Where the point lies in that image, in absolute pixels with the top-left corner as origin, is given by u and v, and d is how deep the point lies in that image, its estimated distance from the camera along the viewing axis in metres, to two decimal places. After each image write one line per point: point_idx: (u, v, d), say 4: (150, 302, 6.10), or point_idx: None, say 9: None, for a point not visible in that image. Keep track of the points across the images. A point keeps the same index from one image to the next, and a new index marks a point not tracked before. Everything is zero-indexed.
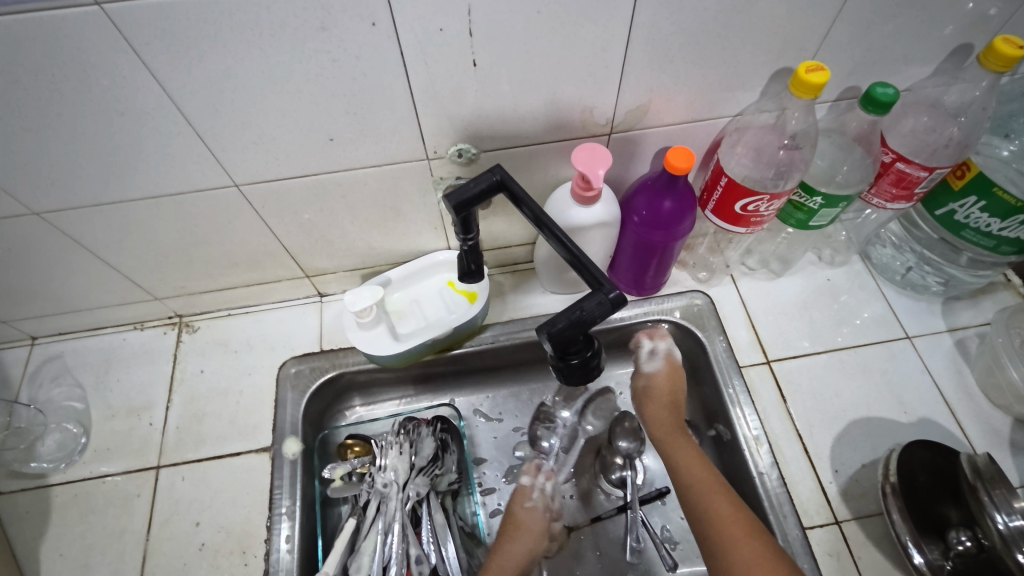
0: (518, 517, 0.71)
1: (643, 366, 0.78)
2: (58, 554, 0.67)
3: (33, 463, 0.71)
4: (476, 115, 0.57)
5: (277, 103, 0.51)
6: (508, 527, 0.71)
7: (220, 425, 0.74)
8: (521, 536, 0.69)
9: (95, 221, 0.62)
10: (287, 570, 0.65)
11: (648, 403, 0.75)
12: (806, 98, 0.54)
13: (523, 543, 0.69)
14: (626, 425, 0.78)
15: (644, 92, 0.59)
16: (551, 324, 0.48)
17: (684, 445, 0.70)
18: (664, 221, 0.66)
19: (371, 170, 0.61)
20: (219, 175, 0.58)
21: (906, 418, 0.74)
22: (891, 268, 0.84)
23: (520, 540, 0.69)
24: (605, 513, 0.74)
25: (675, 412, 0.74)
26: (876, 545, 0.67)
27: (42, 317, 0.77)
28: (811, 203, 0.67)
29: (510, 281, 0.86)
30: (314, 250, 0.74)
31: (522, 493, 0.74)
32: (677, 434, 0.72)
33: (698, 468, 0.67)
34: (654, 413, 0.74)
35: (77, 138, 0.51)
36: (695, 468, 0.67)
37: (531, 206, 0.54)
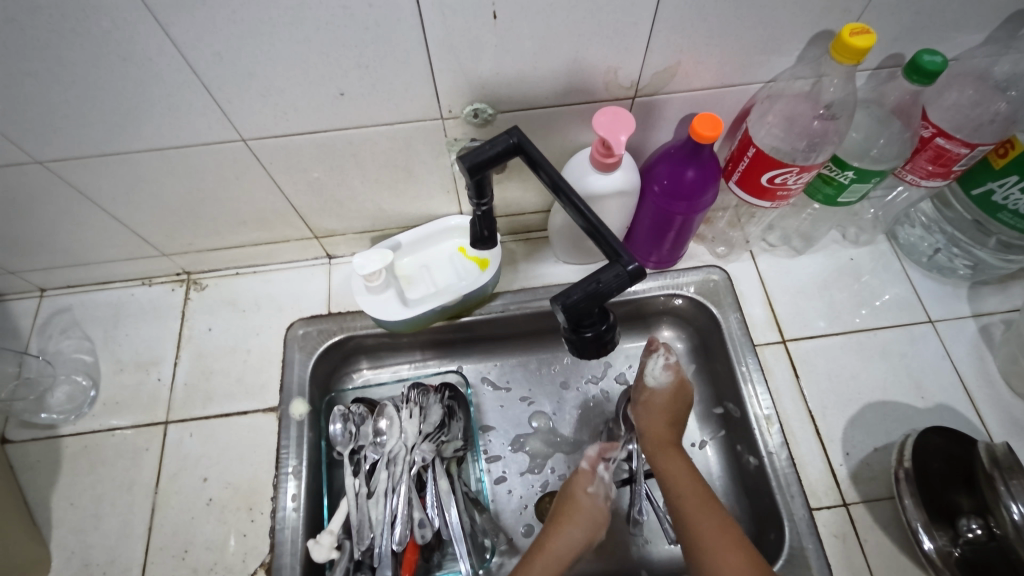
0: (576, 499, 0.65)
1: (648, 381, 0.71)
2: (69, 503, 0.68)
3: (44, 414, 0.72)
4: (494, 73, 0.54)
5: (287, 53, 0.49)
6: (563, 511, 0.65)
7: (228, 384, 0.74)
8: (579, 524, 0.63)
9: (100, 173, 0.61)
10: (292, 528, 0.66)
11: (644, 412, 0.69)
12: (847, 64, 0.51)
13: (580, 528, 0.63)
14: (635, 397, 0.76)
15: (673, 54, 0.55)
16: (565, 295, 0.46)
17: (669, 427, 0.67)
18: (685, 192, 0.63)
19: (382, 128, 0.59)
20: (226, 128, 0.56)
21: (922, 403, 0.72)
22: (918, 249, 0.81)
23: (577, 526, 0.63)
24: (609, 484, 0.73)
25: (675, 406, 0.69)
26: (882, 529, 0.66)
27: (51, 269, 0.76)
28: (842, 177, 0.64)
29: (523, 249, 0.84)
30: (324, 211, 0.72)
31: (586, 477, 0.67)
32: (671, 438, 0.66)
33: (662, 427, 0.67)
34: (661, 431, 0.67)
35: (78, 84, 0.49)
36: (683, 475, 0.62)
37: (548, 171, 0.52)
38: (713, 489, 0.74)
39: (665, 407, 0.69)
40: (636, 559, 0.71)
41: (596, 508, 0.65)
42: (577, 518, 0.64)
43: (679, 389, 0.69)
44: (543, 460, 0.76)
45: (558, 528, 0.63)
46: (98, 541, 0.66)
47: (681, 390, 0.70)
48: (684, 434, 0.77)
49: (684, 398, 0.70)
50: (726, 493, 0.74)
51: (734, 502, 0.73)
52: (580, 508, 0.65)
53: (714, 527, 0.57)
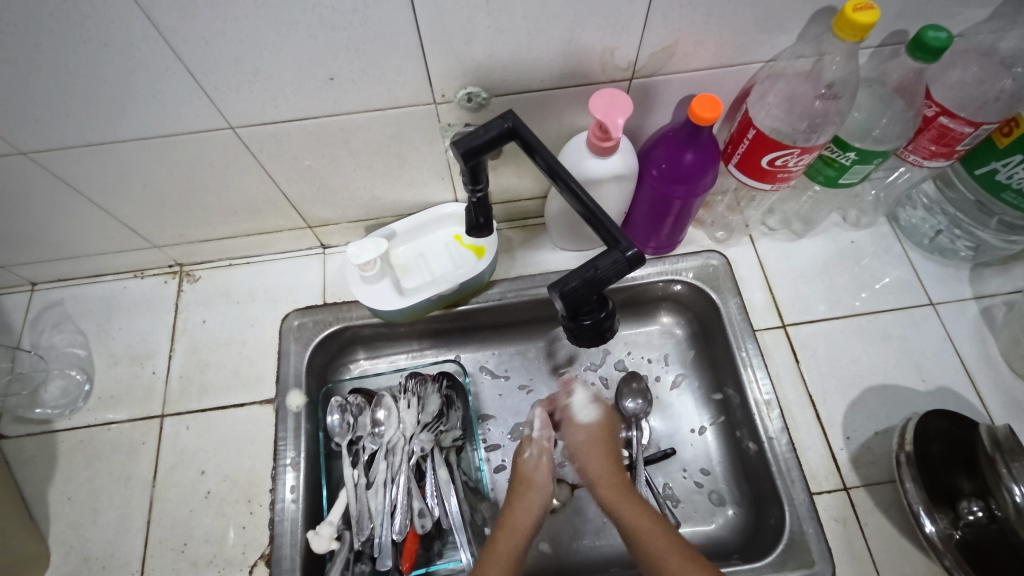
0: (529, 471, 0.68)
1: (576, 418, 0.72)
2: (66, 498, 0.68)
3: (39, 409, 0.71)
4: (488, 55, 0.53)
5: (273, 36, 0.47)
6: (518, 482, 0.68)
7: (224, 376, 0.74)
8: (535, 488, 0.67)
9: (86, 163, 0.59)
10: (291, 520, 0.65)
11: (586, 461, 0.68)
12: (850, 41, 0.50)
13: (534, 496, 0.66)
14: (634, 385, 0.78)
15: (670, 33, 0.54)
16: (563, 283, 0.45)
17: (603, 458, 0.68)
18: (684, 176, 0.62)
19: (374, 114, 0.58)
20: (213, 115, 0.55)
21: (923, 386, 0.72)
22: (919, 231, 0.80)
23: (535, 491, 0.67)
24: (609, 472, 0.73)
25: (608, 444, 0.70)
26: (883, 512, 0.66)
27: (41, 263, 0.75)
28: (844, 158, 0.63)
29: (520, 236, 0.83)
30: (316, 199, 0.71)
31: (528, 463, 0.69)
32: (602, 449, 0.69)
33: (611, 476, 0.66)
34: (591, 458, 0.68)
35: (59, 70, 0.48)
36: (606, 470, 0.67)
37: (544, 155, 0.51)
38: (713, 474, 0.74)
39: (598, 443, 0.69)
40: None
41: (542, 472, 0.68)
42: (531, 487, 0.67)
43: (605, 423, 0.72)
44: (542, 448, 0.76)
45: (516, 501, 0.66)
46: (97, 536, 0.66)
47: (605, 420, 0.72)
48: (686, 424, 0.77)
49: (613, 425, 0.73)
50: (727, 479, 0.74)
51: (735, 487, 0.73)
52: (534, 478, 0.68)
53: (641, 516, 0.61)
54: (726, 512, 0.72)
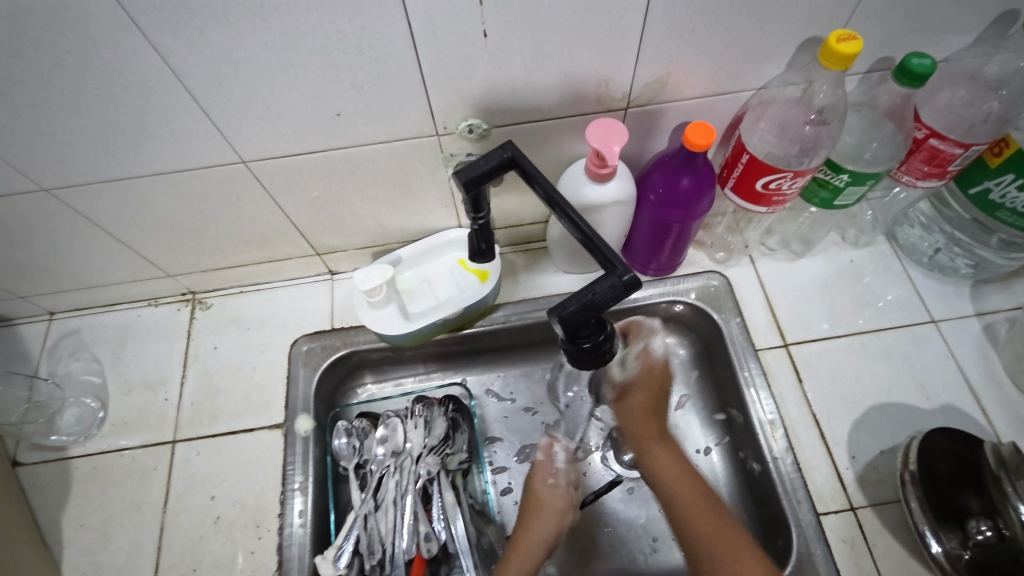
0: (540, 496, 0.69)
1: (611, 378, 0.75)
2: (79, 524, 0.69)
3: (54, 436, 0.73)
4: (487, 90, 0.55)
5: (283, 77, 0.50)
6: (526, 513, 0.68)
7: (234, 401, 0.75)
8: (545, 518, 0.67)
9: (105, 197, 0.62)
10: (299, 544, 0.66)
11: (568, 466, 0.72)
12: (836, 70, 0.51)
13: (547, 522, 0.67)
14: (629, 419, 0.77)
15: (663, 65, 0.56)
16: (561, 307, 0.46)
17: (644, 418, 0.72)
18: (681, 200, 0.64)
19: (379, 146, 0.60)
20: (226, 151, 0.58)
21: (927, 405, 0.72)
22: (918, 249, 0.81)
23: (546, 520, 0.67)
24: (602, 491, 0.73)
25: (653, 401, 0.74)
26: (891, 532, 0.66)
27: (59, 293, 0.78)
28: (837, 181, 0.64)
29: (523, 260, 0.85)
30: (325, 228, 0.73)
31: (543, 467, 0.72)
32: (649, 413, 0.72)
33: (645, 422, 0.71)
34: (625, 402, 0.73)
35: (83, 113, 0.51)
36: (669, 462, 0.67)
37: (543, 184, 0.53)
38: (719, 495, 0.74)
39: (643, 394, 0.74)
40: (645, 567, 0.71)
41: (552, 492, 0.70)
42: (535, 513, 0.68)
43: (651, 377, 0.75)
44: None
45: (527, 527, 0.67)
46: (108, 562, 0.67)
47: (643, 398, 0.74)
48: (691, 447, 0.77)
49: (657, 382, 0.75)
50: (733, 499, 0.74)
51: (741, 508, 0.73)
52: (544, 500, 0.69)
53: (672, 460, 0.67)
54: None
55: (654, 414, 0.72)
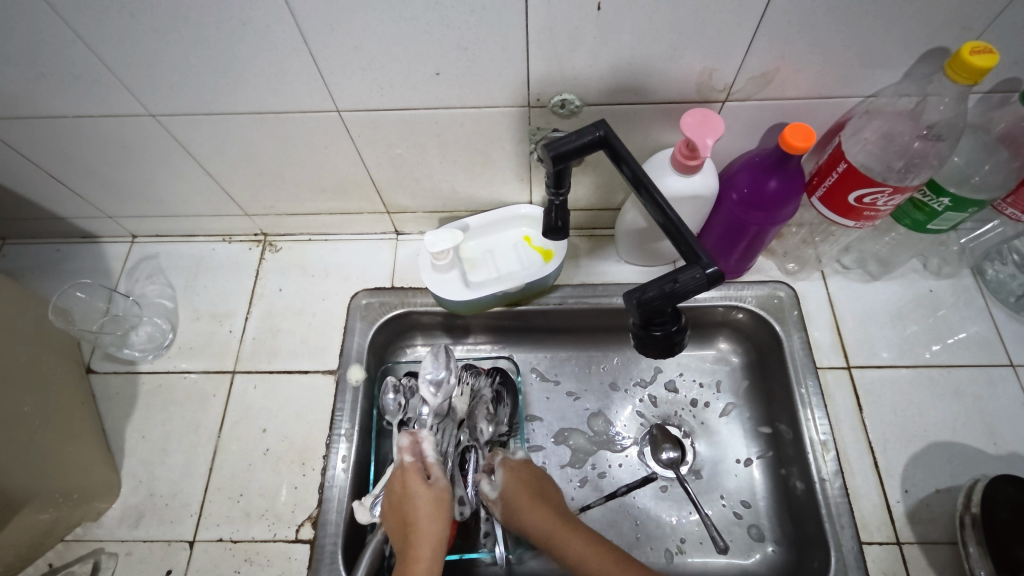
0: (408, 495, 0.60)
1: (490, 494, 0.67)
2: (140, 435, 0.73)
3: (126, 350, 0.78)
4: (587, 66, 0.55)
5: (392, 29, 0.50)
6: (396, 532, 0.58)
7: (292, 343, 0.78)
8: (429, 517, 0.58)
9: (202, 130, 0.64)
10: (340, 488, 0.68)
11: (508, 488, 0.66)
12: (963, 83, 0.49)
13: (431, 520, 0.58)
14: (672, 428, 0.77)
15: (772, 59, 0.54)
16: (640, 291, 0.46)
17: (530, 503, 0.64)
18: (766, 202, 0.62)
19: (470, 111, 0.60)
20: (323, 98, 0.59)
21: (994, 450, 0.68)
22: (1006, 288, 0.77)
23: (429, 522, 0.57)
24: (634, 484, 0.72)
25: (538, 490, 0.65)
26: (937, 573, 0.63)
27: (143, 218, 0.82)
28: (936, 204, 0.61)
29: (587, 245, 0.84)
30: (399, 187, 0.74)
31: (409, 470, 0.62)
32: (533, 496, 0.64)
33: (534, 506, 0.63)
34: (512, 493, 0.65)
35: (199, 44, 0.53)
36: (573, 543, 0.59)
37: (631, 166, 0.52)
38: (754, 508, 0.73)
39: (523, 488, 0.65)
40: (669, 567, 0.70)
41: (422, 496, 0.60)
42: (413, 518, 0.58)
43: (529, 479, 0.66)
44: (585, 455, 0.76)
45: (414, 535, 0.56)
46: (163, 474, 0.71)
47: (524, 469, 0.68)
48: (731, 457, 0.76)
49: (538, 479, 0.67)
50: (769, 515, 0.72)
51: (777, 525, 0.71)
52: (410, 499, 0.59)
53: (559, 529, 0.61)
54: (766, 548, 0.71)
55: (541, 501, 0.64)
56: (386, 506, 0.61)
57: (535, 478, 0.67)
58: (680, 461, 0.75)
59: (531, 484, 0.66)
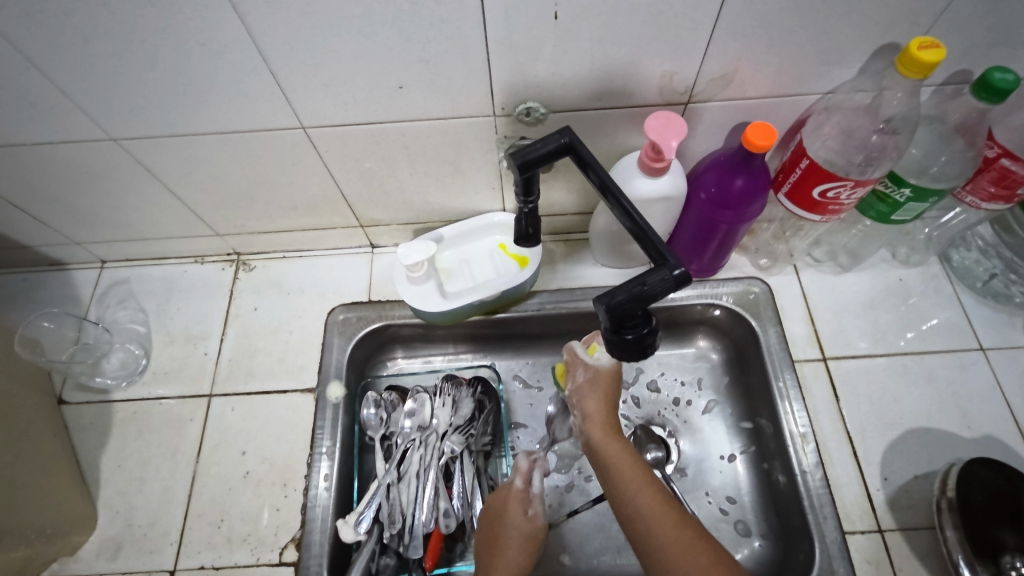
0: (506, 518, 0.64)
1: (574, 377, 0.68)
2: (116, 465, 0.72)
3: (99, 379, 0.76)
4: (550, 73, 0.55)
5: (352, 45, 0.50)
6: (485, 544, 0.63)
7: (270, 362, 0.77)
8: (518, 543, 0.62)
9: (167, 152, 0.64)
10: (323, 507, 0.67)
11: (585, 394, 0.67)
12: (913, 77, 0.50)
13: (516, 545, 0.62)
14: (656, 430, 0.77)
15: (730, 61, 0.55)
16: (610, 296, 0.46)
17: (605, 404, 0.66)
18: (733, 201, 0.63)
19: (436, 122, 0.60)
20: (287, 115, 0.59)
21: (968, 433, 0.70)
22: (972, 274, 0.79)
23: (510, 546, 0.62)
24: None
25: (612, 394, 0.67)
26: (919, 559, 0.64)
27: (111, 242, 0.80)
28: (897, 195, 0.62)
29: (562, 250, 0.84)
30: (371, 200, 0.74)
31: (518, 495, 0.66)
32: (608, 420, 0.65)
33: (600, 418, 0.64)
34: (592, 400, 0.66)
35: (158, 67, 0.52)
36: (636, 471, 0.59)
37: (597, 171, 0.52)
38: (740, 503, 0.73)
39: (603, 394, 0.66)
40: None
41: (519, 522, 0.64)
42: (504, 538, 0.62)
43: (610, 384, 0.67)
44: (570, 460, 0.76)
45: (499, 553, 0.61)
46: (141, 503, 0.70)
47: (611, 380, 0.67)
48: (715, 455, 0.76)
49: (620, 386, 0.68)
50: (755, 509, 0.73)
51: (762, 519, 0.72)
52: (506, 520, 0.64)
53: (620, 453, 0.61)
54: (753, 543, 0.71)
55: (610, 413, 0.65)
56: (480, 521, 0.66)
57: (613, 384, 0.67)
58: (665, 460, 0.75)
59: (614, 391, 0.67)
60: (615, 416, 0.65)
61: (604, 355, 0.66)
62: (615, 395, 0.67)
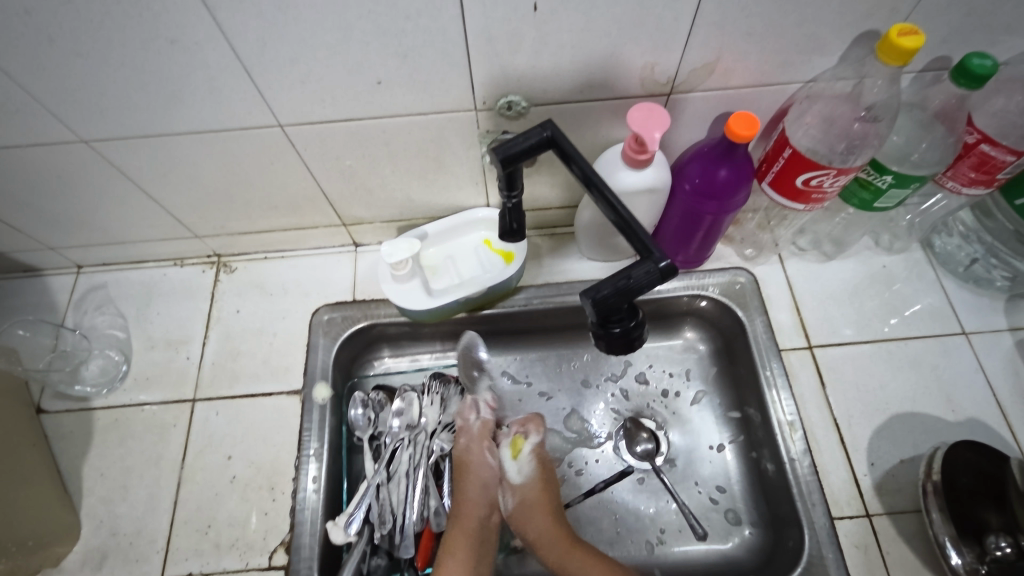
0: (464, 500, 0.68)
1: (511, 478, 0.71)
2: (99, 474, 0.70)
3: (78, 387, 0.74)
4: (530, 67, 0.54)
5: (327, 40, 0.49)
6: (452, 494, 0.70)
7: (254, 365, 0.76)
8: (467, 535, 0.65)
9: (141, 153, 0.62)
10: (312, 510, 0.66)
11: (521, 489, 0.70)
12: (893, 65, 0.50)
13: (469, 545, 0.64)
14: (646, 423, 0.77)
15: (712, 51, 0.54)
16: (594, 290, 0.46)
17: (542, 514, 0.68)
18: (718, 191, 0.62)
19: (416, 118, 0.59)
20: (263, 113, 0.57)
21: (952, 417, 0.71)
22: (954, 259, 0.80)
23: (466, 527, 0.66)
24: (609, 480, 0.73)
25: (549, 496, 0.69)
26: (906, 542, 0.65)
27: (87, 247, 0.79)
28: (880, 182, 0.62)
29: (548, 244, 0.84)
30: (353, 198, 0.73)
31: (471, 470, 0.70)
32: (545, 504, 0.68)
33: (541, 508, 0.68)
34: (530, 495, 0.69)
35: (126, 65, 0.51)
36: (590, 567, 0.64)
37: (580, 164, 0.52)
38: (730, 492, 0.73)
39: (536, 487, 0.70)
40: (651, 559, 0.70)
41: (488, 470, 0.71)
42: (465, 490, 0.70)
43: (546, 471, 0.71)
44: (561, 455, 0.76)
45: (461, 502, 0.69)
46: (125, 512, 0.68)
47: (546, 473, 0.71)
48: (704, 446, 0.76)
49: (552, 481, 0.71)
50: (745, 498, 0.73)
51: (752, 507, 0.72)
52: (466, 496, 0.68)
53: (559, 547, 0.65)
54: (744, 532, 0.71)
55: (547, 501, 0.69)
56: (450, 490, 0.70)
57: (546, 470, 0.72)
58: (655, 451, 0.75)
59: (547, 481, 0.71)
60: (553, 502, 0.69)
61: (526, 460, 0.71)
62: (549, 488, 0.70)
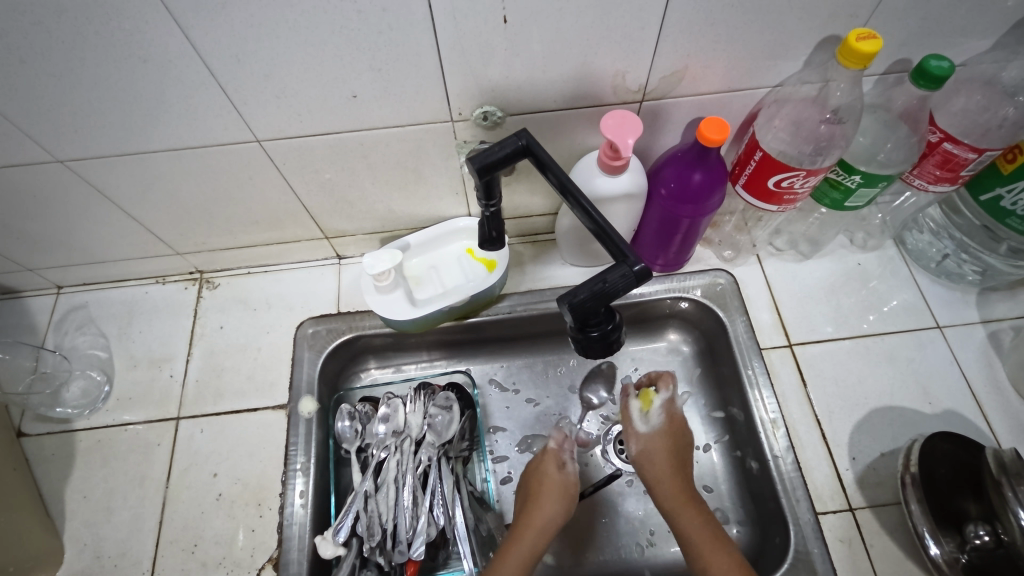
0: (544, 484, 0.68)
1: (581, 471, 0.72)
2: (81, 496, 0.69)
3: (59, 409, 0.74)
4: (504, 77, 0.55)
5: (302, 56, 0.50)
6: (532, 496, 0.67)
7: (238, 380, 0.76)
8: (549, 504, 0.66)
9: (119, 171, 0.62)
10: (299, 525, 0.66)
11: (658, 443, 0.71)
12: (854, 68, 0.51)
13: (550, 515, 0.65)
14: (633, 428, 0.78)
15: (680, 58, 0.56)
16: (572, 295, 0.47)
17: (674, 465, 0.68)
18: (692, 195, 0.64)
19: (393, 130, 0.60)
20: (241, 129, 0.58)
21: (930, 409, 0.72)
22: (927, 255, 0.81)
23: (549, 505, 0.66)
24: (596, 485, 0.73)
25: (677, 448, 0.70)
26: (889, 534, 0.66)
27: (67, 267, 0.78)
28: (849, 181, 0.64)
29: (530, 251, 0.85)
30: (334, 211, 0.73)
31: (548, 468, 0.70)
32: (670, 455, 0.69)
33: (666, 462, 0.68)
34: (657, 448, 0.70)
35: (102, 85, 0.51)
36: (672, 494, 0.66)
37: (556, 173, 0.53)
38: (717, 491, 0.74)
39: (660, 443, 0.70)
40: (642, 561, 0.71)
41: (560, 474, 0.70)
42: (547, 497, 0.67)
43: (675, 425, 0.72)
44: None
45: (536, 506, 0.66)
46: (109, 534, 0.68)
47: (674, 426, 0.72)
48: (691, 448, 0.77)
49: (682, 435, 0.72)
50: (732, 497, 0.74)
51: (739, 506, 0.73)
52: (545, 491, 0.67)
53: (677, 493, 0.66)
54: (732, 531, 0.72)
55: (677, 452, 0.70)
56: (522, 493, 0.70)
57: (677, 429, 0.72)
58: None
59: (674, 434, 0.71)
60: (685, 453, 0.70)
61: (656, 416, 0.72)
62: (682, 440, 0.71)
